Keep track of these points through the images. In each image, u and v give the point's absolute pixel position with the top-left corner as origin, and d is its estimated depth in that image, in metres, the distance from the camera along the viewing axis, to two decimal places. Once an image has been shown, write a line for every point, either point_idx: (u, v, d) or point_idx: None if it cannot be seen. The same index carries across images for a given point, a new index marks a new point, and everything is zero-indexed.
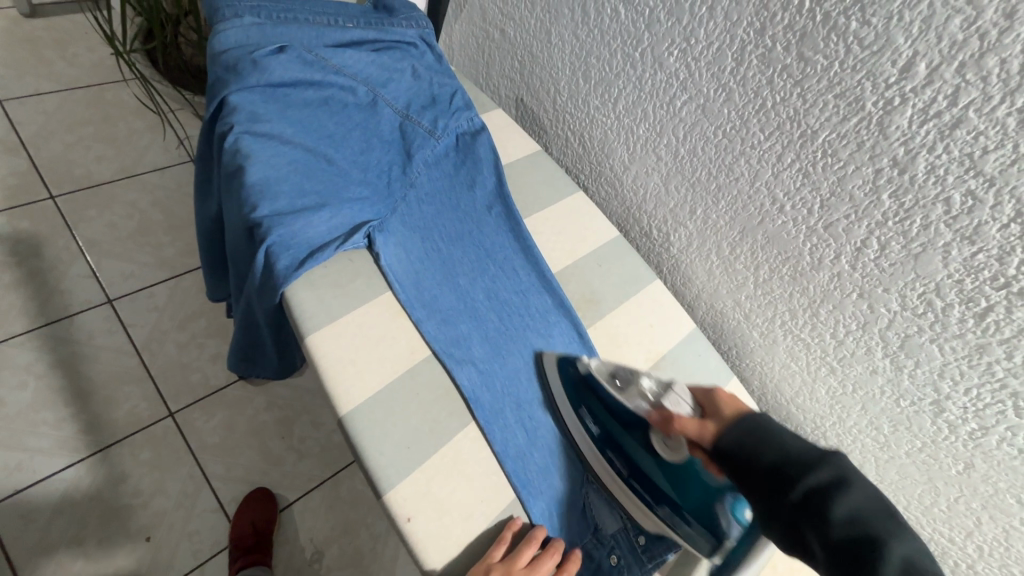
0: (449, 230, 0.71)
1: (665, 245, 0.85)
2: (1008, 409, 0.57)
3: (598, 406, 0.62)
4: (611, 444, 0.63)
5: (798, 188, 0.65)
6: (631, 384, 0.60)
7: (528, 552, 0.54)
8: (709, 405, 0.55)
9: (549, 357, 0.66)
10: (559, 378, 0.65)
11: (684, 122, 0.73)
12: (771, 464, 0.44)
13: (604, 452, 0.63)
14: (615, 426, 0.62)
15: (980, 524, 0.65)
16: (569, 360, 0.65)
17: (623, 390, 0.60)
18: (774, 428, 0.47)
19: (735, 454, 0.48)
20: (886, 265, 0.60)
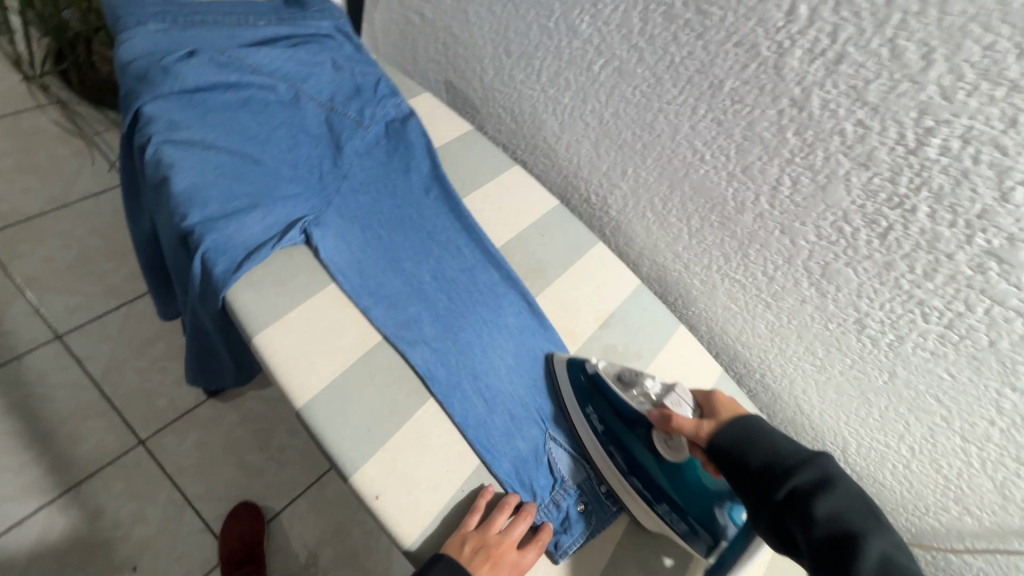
0: (388, 217, 0.72)
1: (605, 208, 0.88)
2: (917, 317, 0.63)
3: (605, 405, 0.65)
4: (615, 440, 0.65)
5: (714, 137, 0.68)
6: (637, 381, 0.65)
7: (502, 518, 0.57)
8: (707, 408, 0.61)
9: (559, 360, 0.70)
10: (569, 381, 0.68)
11: (605, 87, 0.76)
12: (760, 465, 0.52)
13: (606, 450, 0.65)
14: (619, 425, 0.65)
15: (910, 426, 0.71)
16: (579, 364, 0.68)
17: (627, 389, 0.64)
18: (765, 433, 0.54)
19: (730, 451, 0.54)
20: (800, 199, 0.64)
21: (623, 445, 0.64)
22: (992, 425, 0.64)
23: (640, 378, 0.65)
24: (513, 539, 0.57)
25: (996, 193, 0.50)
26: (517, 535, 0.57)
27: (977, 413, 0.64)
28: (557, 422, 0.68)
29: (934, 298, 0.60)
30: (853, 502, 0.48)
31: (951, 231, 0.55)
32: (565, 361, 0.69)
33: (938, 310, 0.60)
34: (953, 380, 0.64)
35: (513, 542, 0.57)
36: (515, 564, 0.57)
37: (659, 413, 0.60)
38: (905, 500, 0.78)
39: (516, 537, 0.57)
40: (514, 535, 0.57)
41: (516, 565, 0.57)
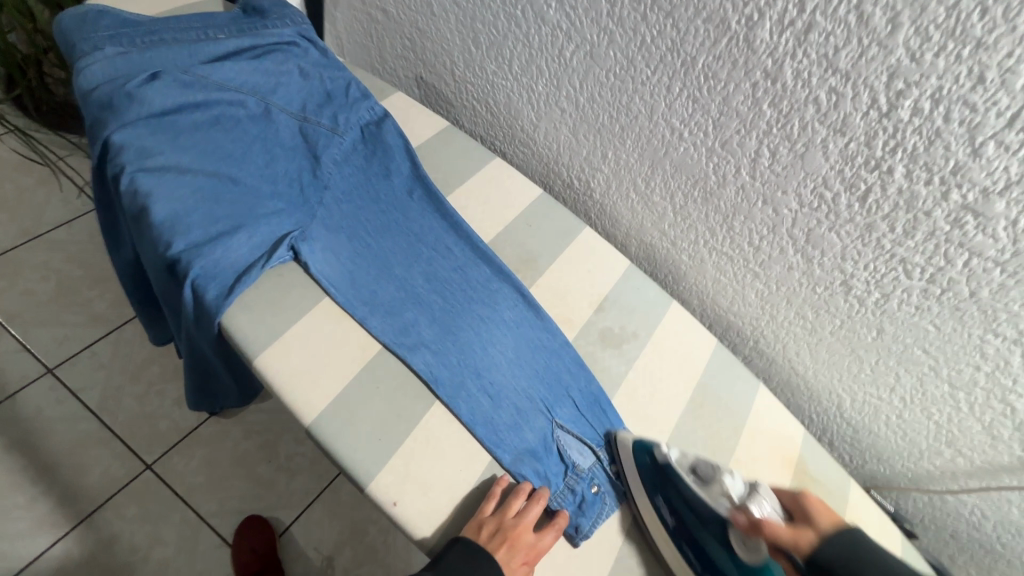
0: (374, 223, 0.71)
1: (589, 191, 0.88)
2: (900, 274, 0.64)
3: (678, 498, 0.61)
4: (687, 537, 0.61)
5: (691, 114, 0.68)
6: (716, 477, 0.60)
7: (517, 502, 0.59)
8: (800, 512, 0.56)
9: (624, 440, 0.67)
10: (637, 466, 0.65)
11: (578, 71, 0.75)
12: None
13: (678, 545, 0.62)
14: (692, 521, 0.60)
15: (900, 378, 0.74)
16: (646, 449, 0.64)
17: (705, 484, 0.60)
18: (884, 553, 0.49)
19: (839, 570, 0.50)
20: (780, 168, 0.65)
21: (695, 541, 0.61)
22: (977, 371, 0.66)
23: (718, 473, 0.60)
24: (529, 522, 0.58)
25: (969, 149, 0.51)
26: (533, 518, 0.59)
27: (963, 361, 0.67)
28: (565, 411, 0.69)
29: (916, 255, 0.62)
30: None
31: (927, 190, 0.56)
32: (630, 442, 0.66)
33: (920, 266, 0.62)
34: (938, 331, 0.66)
35: (529, 525, 0.58)
36: (532, 546, 0.58)
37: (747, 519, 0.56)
38: (900, 448, 0.81)
39: (532, 520, 0.59)
40: (530, 518, 0.58)
41: (534, 547, 0.59)
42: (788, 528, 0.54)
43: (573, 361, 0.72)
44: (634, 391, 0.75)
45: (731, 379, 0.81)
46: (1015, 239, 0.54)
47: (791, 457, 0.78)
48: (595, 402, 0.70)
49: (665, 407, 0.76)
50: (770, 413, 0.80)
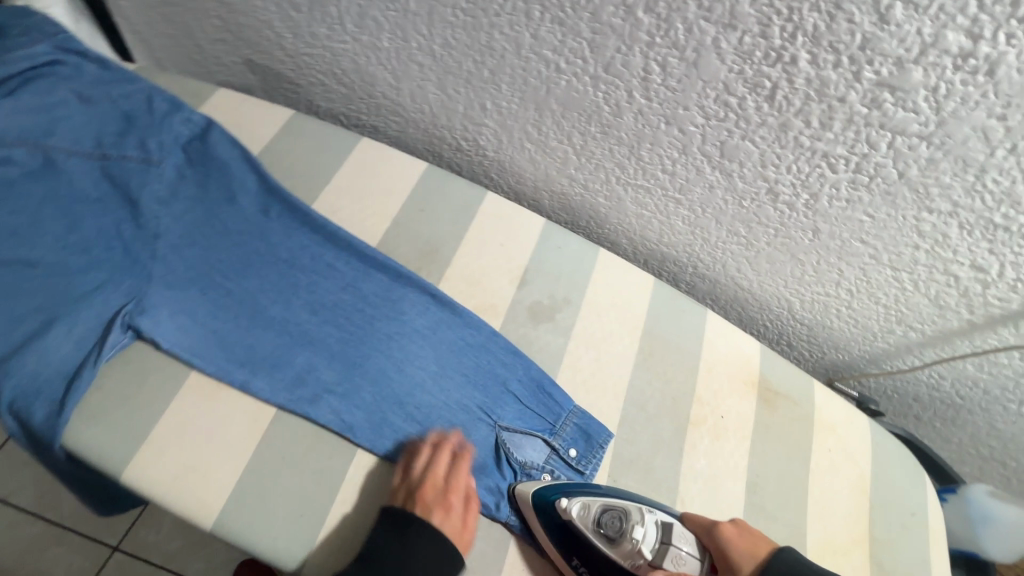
0: (231, 264, 0.60)
1: (480, 150, 0.76)
2: (826, 170, 0.58)
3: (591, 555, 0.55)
4: None
5: (562, 41, 0.57)
6: (623, 532, 0.55)
7: (422, 457, 0.55)
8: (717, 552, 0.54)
9: (524, 496, 0.57)
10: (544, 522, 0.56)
11: (421, 16, 0.61)
12: None
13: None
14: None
15: (843, 272, 0.70)
16: (550, 497, 0.56)
17: (616, 543, 0.55)
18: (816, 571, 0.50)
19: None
20: (674, 83, 0.56)
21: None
22: (918, 250, 0.62)
23: (627, 525, 0.55)
24: (437, 473, 0.54)
25: (875, 17, 0.44)
26: (442, 466, 0.55)
27: (902, 242, 0.62)
28: (505, 409, 0.63)
29: (838, 147, 0.55)
30: None
31: (838, 72, 0.48)
32: (533, 497, 0.56)
33: (844, 158, 0.56)
34: (873, 219, 0.61)
35: (439, 476, 0.54)
36: (450, 493, 0.54)
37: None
38: (854, 335, 0.79)
39: (441, 469, 0.54)
40: (437, 469, 0.54)
41: (452, 494, 0.54)
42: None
43: (504, 349, 0.65)
44: (578, 362, 0.69)
45: (676, 316, 0.76)
46: (938, 108, 0.48)
47: (750, 376, 0.75)
48: (538, 387, 0.64)
49: (614, 368, 0.70)
50: (720, 339, 0.77)
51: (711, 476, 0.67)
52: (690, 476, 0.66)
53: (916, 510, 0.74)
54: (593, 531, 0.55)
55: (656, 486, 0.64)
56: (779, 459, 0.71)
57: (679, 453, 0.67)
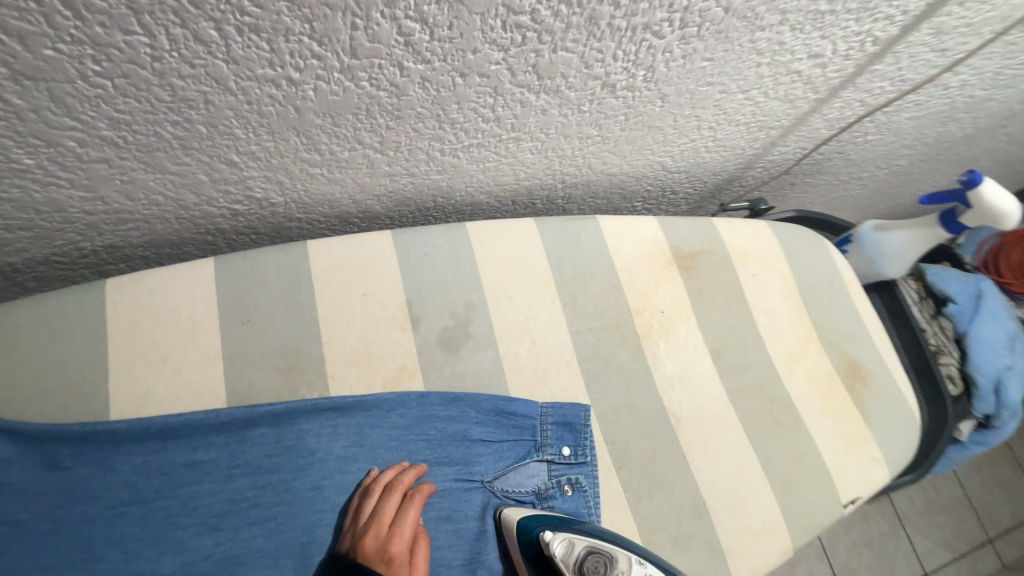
0: (70, 558, 0.44)
1: (265, 202, 0.57)
2: (652, 39, 0.48)
3: None
4: None
5: (273, 49, 0.38)
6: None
7: (371, 499, 0.50)
8: None
9: (508, 523, 0.54)
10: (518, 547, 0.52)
11: (47, 108, 0.38)
12: None
13: None
14: None
15: (701, 117, 0.65)
16: (531, 529, 0.52)
17: None
18: None
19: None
20: (446, 32, 0.41)
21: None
22: (761, 66, 0.58)
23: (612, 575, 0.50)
24: (383, 519, 0.49)
25: None
26: (389, 511, 0.49)
27: (746, 67, 0.57)
28: (481, 460, 0.57)
29: (657, 13, 0.45)
30: None
31: None
32: (515, 527, 0.53)
33: (667, 20, 0.46)
34: (713, 61, 0.54)
35: (385, 523, 0.49)
36: (395, 541, 0.49)
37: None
38: (727, 157, 0.78)
39: (388, 512, 0.49)
40: (383, 516, 0.49)
41: (397, 542, 0.49)
42: None
43: (442, 405, 0.56)
44: (519, 359, 0.62)
45: (575, 245, 0.69)
46: None
47: (665, 255, 0.73)
48: (498, 415, 0.58)
49: (552, 338, 0.64)
50: (622, 239, 0.72)
51: (683, 373, 0.67)
52: (666, 385, 0.66)
53: (833, 277, 0.81)
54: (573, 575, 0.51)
55: (647, 418, 0.64)
56: (724, 313, 0.73)
57: (649, 372, 0.66)
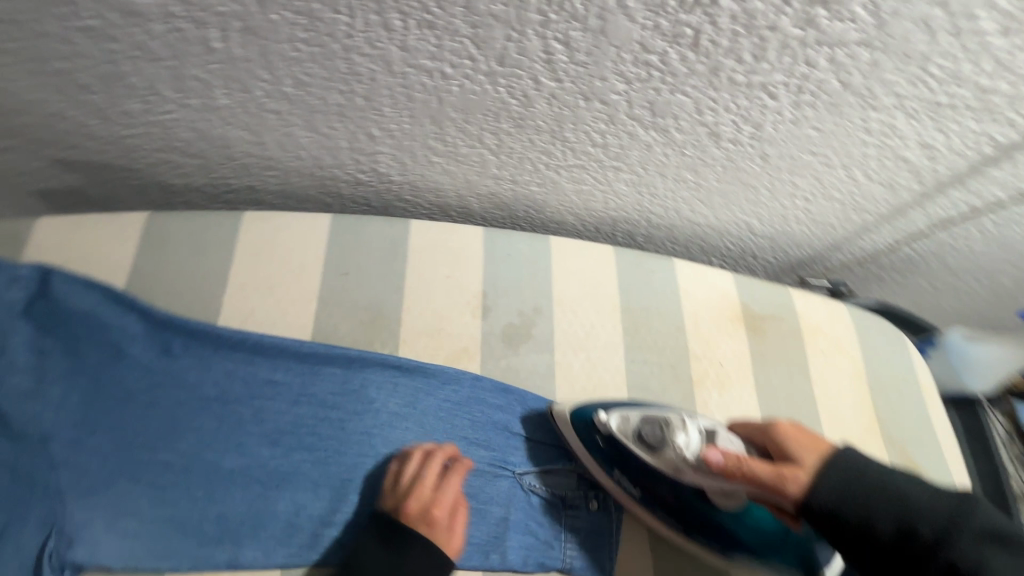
0: (157, 432, 0.50)
1: (384, 178, 0.65)
2: (766, 99, 0.52)
3: (633, 467, 0.56)
4: (658, 502, 0.56)
5: (438, 45, 0.45)
6: (664, 440, 0.53)
7: (413, 464, 0.53)
8: (772, 449, 0.50)
9: (561, 412, 0.59)
10: (575, 433, 0.58)
11: (255, 60, 0.47)
12: (895, 532, 0.41)
13: (655, 511, 0.56)
14: (660, 487, 0.56)
15: (797, 185, 0.66)
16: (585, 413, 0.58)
17: (659, 450, 0.53)
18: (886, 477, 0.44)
19: (838, 513, 0.43)
20: (583, 57, 0.47)
21: (668, 502, 0.56)
22: (868, 146, 0.59)
23: (669, 434, 0.53)
24: (426, 483, 0.52)
25: None
26: (434, 476, 0.52)
27: (853, 144, 0.59)
28: (517, 453, 0.59)
29: (777, 75, 0.49)
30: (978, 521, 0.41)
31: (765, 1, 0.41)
32: (568, 414, 0.58)
33: (783, 84, 0.50)
34: (820, 131, 0.56)
35: (429, 487, 0.52)
36: (438, 506, 0.52)
37: (718, 456, 0.50)
38: (816, 233, 0.78)
39: (433, 478, 0.52)
40: (427, 480, 0.52)
41: (440, 505, 0.52)
42: (766, 464, 0.47)
43: (492, 392, 0.60)
44: (571, 371, 0.64)
45: (647, 280, 0.72)
46: (877, 10, 0.42)
47: (734, 311, 0.74)
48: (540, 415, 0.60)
49: (607, 360, 0.66)
50: (694, 286, 0.74)
51: None
52: None
53: (908, 376, 0.77)
54: (637, 445, 0.55)
55: None
56: (784, 382, 0.72)
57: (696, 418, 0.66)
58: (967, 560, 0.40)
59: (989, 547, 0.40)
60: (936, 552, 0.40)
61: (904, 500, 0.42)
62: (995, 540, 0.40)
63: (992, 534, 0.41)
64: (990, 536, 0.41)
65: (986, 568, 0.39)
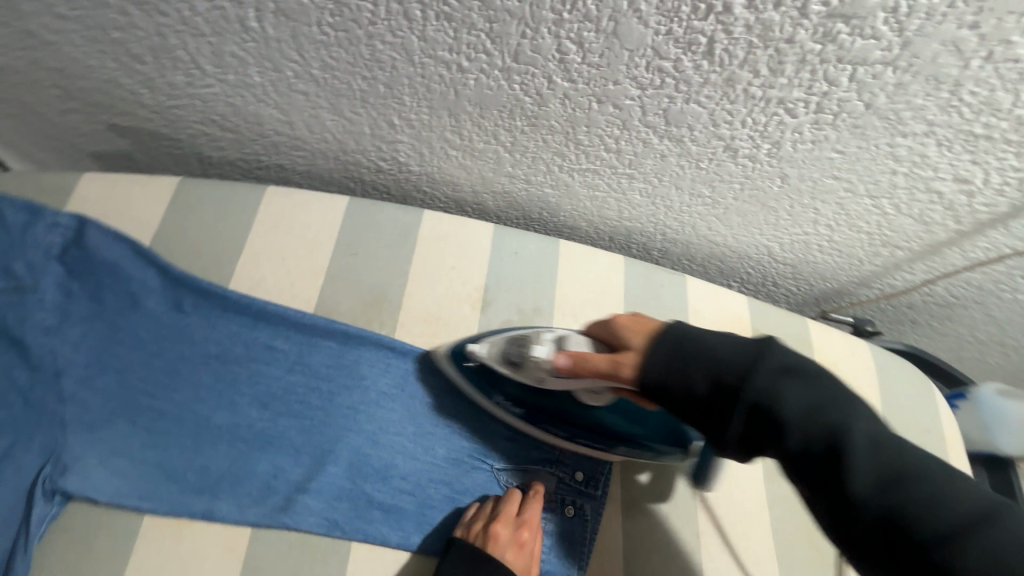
0: (158, 380, 0.53)
1: (404, 167, 0.67)
2: (784, 116, 0.51)
3: (505, 386, 0.55)
4: (539, 415, 0.56)
5: (455, 37, 0.47)
6: (523, 356, 0.52)
7: (494, 499, 0.54)
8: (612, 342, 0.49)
9: (439, 355, 0.59)
10: (453, 366, 0.57)
11: (286, 42, 0.50)
12: (712, 386, 0.40)
13: (541, 427, 0.56)
14: (536, 399, 0.55)
15: (819, 211, 0.64)
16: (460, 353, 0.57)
17: (522, 367, 0.52)
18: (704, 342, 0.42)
19: (665, 381, 0.42)
20: (596, 59, 0.47)
21: (544, 413, 0.55)
22: (896, 175, 0.57)
23: (526, 348, 0.52)
24: (510, 510, 0.53)
25: None
26: (515, 503, 0.54)
27: (879, 171, 0.56)
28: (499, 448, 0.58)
29: (795, 91, 0.48)
30: (814, 395, 0.38)
31: (780, 12, 0.41)
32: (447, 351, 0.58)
33: (802, 100, 0.48)
34: (843, 155, 0.54)
35: (513, 513, 0.53)
36: (524, 528, 0.52)
37: (566, 360, 0.49)
38: (841, 265, 0.75)
39: (516, 505, 0.54)
40: (510, 507, 0.53)
41: (525, 528, 0.52)
42: (605, 358, 0.47)
43: None
44: None
45: (655, 293, 0.71)
46: (901, 29, 0.41)
47: (744, 336, 0.71)
48: None
49: None
50: (705, 306, 0.72)
51: None
52: None
53: (931, 427, 0.72)
54: (501, 365, 0.54)
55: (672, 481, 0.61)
56: None
57: None
58: (765, 393, 0.38)
59: (785, 380, 0.38)
60: (741, 391, 0.38)
61: (719, 357, 0.40)
62: (788, 372, 0.39)
63: (790, 369, 0.39)
64: (788, 371, 0.39)
65: (779, 396, 0.38)
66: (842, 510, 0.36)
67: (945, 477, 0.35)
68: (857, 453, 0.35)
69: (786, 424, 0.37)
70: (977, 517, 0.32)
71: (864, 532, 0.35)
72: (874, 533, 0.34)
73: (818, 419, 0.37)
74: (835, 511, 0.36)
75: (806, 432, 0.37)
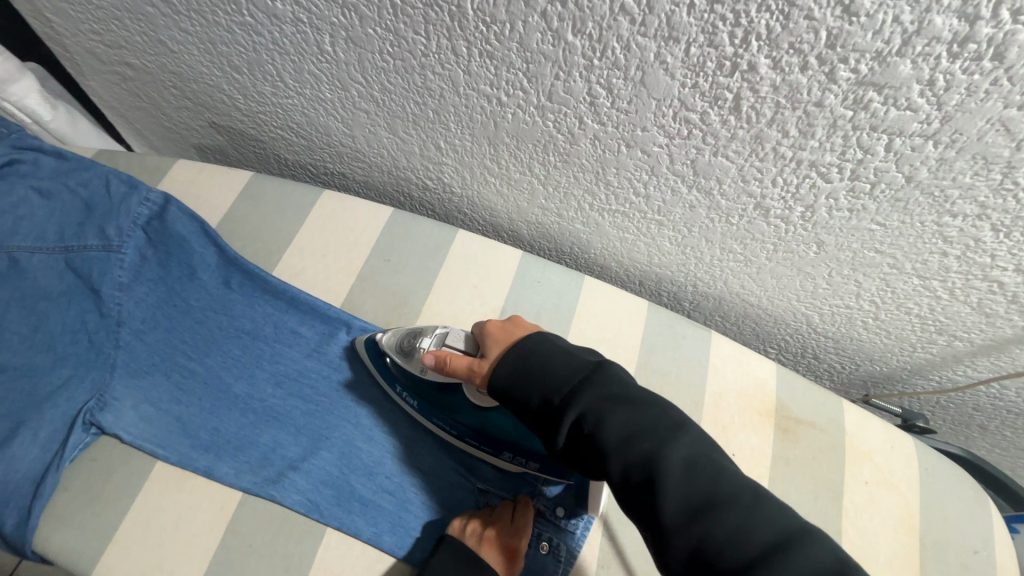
0: (198, 344, 0.61)
1: (447, 188, 0.71)
2: (818, 179, 0.49)
3: (405, 379, 0.57)
4: (433, 410, 0.57)
5: (496, 74, 0.51)
6: (411, 347, 0.55)
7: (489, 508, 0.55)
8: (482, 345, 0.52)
9: (358, 342, 0.61)
10: (370, 357, 0.59)
11: (353, 65, 0.57)
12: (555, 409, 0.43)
13: (433, 421, 0.57)
14: (429, 393, 0.56)
15: (862, 284, 0.60)
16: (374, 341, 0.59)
17: (408, 357, 0.55)
18: (548, 362, 0.46)
19: (509, 391, 0.47)
20: (625, 105, 0.49)
21: (437, 407, 0.56)
22: (947, 256, 0.52)
23: (416, 339, 0.55)
24: (505, 516, 0.53)
25: (841, 10, 0.35)
26: (509, 511, 0.54)
27: (928, 250, 0.52)
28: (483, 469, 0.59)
29: (826, 156, 0.46)
30: (638, 422, 0.40)
31: (808, 75, 0.40)
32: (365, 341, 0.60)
33: (835, 166, 0.47)
34: (885, 228, 0.52)
35: (508, 519, 0.53)
36: (518, 535, 0.52)
37: (433, 359, 0.53)
38: (889, 348, 0.69)
39: (510, 512, 0.54)
40: (505, 514, 0.54)
41: (520, 535, 0.52)
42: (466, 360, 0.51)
43: None
44: None
45: (675, 345, 0.69)
46: (940, 103, 0.39)
47: (766, 405, 0.67)
48: None
49: None
50: (728, 366, 0.69)
51: None
52: None
53: (980, 547, 0.62)
54: (395, 353, 0.56)
55: None
56: (807, 498, 0.63)
57: None
58: (592, 415, 0.41)
59: (610, 405, 0.41)
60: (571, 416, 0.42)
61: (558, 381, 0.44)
62: (613, 399, 0.42)
63: (618, 395, 0.42)
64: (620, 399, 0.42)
65: (603, 421, 0.41)
66: (660, 537, 0.36)
67: (758, 504, 0.35)
68: (666, 474, 0.37)
69: (607, 446, 0.40)
70: (773, 541, 0.33)
71: (678, 560, 0.35)
72: (683, 557, 0.35)
73: (634, 442, 0.39)
74: (656, 540, 0.37)
75: (623, 459, 0.39)
